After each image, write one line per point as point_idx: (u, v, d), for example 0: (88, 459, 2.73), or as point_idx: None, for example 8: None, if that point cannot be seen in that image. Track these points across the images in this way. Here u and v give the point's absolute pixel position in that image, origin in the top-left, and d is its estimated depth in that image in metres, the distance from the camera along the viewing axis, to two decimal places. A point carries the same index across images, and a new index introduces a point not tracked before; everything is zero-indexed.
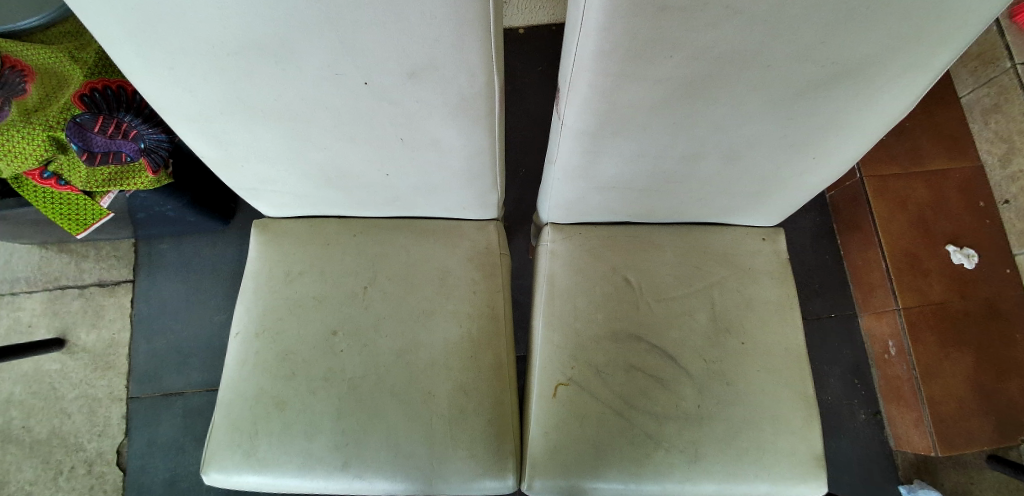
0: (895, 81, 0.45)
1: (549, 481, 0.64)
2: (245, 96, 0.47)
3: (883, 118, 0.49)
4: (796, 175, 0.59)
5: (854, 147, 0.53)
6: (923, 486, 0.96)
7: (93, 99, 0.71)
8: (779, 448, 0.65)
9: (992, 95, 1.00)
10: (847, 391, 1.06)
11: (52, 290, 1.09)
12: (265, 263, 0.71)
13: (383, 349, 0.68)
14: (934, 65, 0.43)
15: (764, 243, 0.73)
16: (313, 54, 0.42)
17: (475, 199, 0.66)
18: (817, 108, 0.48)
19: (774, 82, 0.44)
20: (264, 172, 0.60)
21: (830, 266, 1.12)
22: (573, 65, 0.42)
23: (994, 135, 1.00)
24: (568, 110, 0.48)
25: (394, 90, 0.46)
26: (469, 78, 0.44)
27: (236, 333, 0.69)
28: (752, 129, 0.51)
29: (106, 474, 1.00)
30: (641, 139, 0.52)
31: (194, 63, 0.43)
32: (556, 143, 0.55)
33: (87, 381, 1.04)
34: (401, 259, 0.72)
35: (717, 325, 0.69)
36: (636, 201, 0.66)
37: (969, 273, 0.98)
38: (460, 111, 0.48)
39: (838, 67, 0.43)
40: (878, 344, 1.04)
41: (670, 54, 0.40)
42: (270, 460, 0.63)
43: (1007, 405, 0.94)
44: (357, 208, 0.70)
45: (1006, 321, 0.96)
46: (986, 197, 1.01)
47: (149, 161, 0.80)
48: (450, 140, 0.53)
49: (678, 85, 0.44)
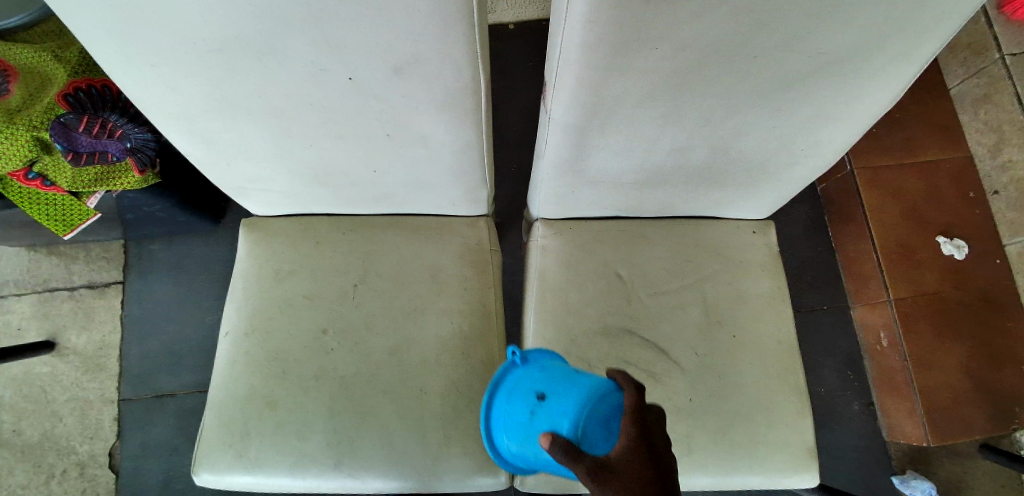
0: (883, 70, 0.44)
1: (542, 477, 0.64)
2: (226, 93, 0.46)
3: (871, 108, 0.49)
4: (785, 167, 0.58)
5: (840, 140, 0.53)
6: (916, 476, 0.97)
7: (77, 99, 0.71)
8: (772, 440, 0.65)
9: (981, 85, 1.01)
10: (840, 383, 1.06)
11: (41, 293, 1.08)
12: (253, 262, 0.71)
13: (374, 347, 0.67)
14: (922, 52, 0.42)
15: (755, 236, 0.73)
16: (299, 52, 0.42)
17: (464, 195, 0.66)
18: (805, 100, 0.48)
19: (762, 73, 0.44)
20: (250, 171, 0.59)
21: (822, 258, 1.13)
22: (560, 58, 0.42)
23: (983, 126, 1.01)
24: (555, 103, 0.48)
25: (379, 86, 0.45)
26: (456, 73, 0.44)
27: (228, 334, 0.68)
28: (741, 122, 0.51)
29: (100, 477, 0.99)
30: (629, 133, 0.52)
31: (182, 62, 0.42)
32: (544, 138, 0.55)
33: (78, 384, 1.04)
34: (392, 257, 0.71)
35: (708, 318, 0.69)
36: (626, 195, 0.65)
37: (959, 263, 0.98)
38: (447, 105, 0.48)
39: (825, 58, 0.43)
40: (871, 335, 1.04)
41: (656, 46, 0.40)
42: (262, 460, 0.63)
43: (1000, 393, 0.95)
44: (347, 206, 0.70)
45: (999, 310, 0.97)
46: (976, 189, 1.01)
47: (136, 161, 0.77)
48: (438, 135, 0.52)
49: (666, 77, 0.44)
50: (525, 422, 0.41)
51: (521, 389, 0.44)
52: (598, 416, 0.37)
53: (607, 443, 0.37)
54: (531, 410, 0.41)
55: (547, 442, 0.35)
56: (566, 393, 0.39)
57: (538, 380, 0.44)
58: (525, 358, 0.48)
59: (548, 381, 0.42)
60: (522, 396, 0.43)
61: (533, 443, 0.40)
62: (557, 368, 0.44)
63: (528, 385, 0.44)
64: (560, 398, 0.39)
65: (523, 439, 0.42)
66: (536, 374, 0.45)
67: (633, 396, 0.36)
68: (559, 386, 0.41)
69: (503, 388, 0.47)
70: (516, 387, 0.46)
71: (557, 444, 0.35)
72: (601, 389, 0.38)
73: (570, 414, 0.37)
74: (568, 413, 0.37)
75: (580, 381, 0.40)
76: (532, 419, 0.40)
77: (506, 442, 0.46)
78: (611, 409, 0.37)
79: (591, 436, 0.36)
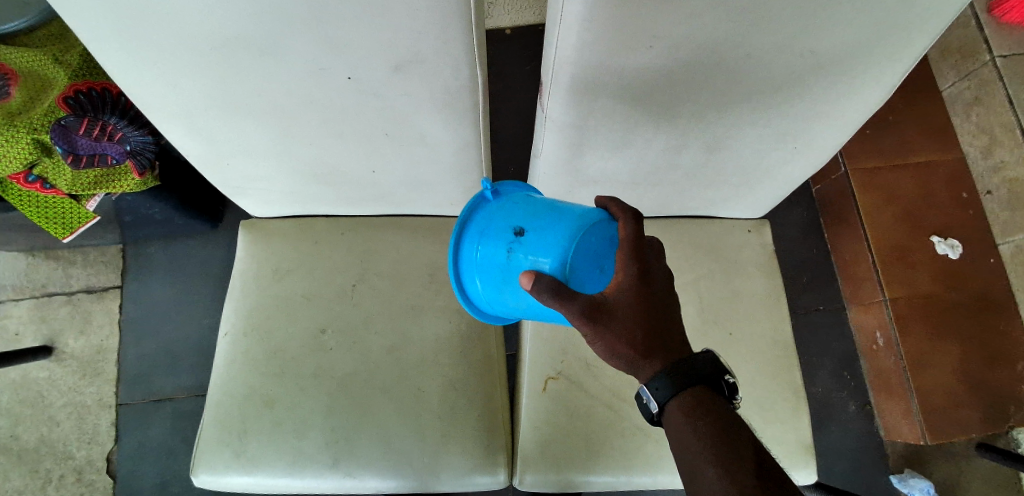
0: (873, 70, 0.45)
1: (540, 476, 0.64)
2: (225, 92, 0.47)
3: (863, 107, 0.50)
4: (778, 165, 0.59)
5: (833, 137, 0.54)
6: (913, 475, 0.98)
7: (77, 101, 0.71)
8: (769, 436, 0.66)
9: (972, 88, 1.05)
10: (837, 383, 1.06)
11: (39, 297, 1.08)
12: (252, 262, 0.71)
13: (373, 346, 0.68)
14: (911, 51, 0.43)
15: (750, 234, 0.73)
16: (299, 51, 0.42)
17: (461, 195, 0.67)
18: (796, 98, 0.48)
19: (753, 71, 0.45)
20: (250, 170, 0.59)
21: (818, 259, 1.13)
22: (556, 57, 0.43)
23: (976, 128, 1.04)
24: (550, 102, 0.48)
25: (377, 84, 0.46)
26: (453, 72, 0.44)
27: (226, 334, 0.69)
28: (736, 119, 0.51)
29: (96, 482, 0.99)
30: (624, 131, 0.52)
31: (183, 61, 0.43)
32: (540, 136, 0.55)
33: (75, 388, 1.03)
34: (389, 257, 0.71)
35: (704, 315, 0.70)
36: (622, 194, 0.66)
37: (953, 262, 1.00)
38: (445, 103, 0.48)
39: (816, 56, 0.43)
40: (867, 335, 1.05)
41: (650, 44, 0.41)
42: (260, 459, 0.63)
43: (996, 390, 0.95)
44: (345, 206, 0.70)
45: (993, 309, 0.98)
46: (969, 190, 1.03)
47: (136, 164, 0.78)
48: (436, 134, 0.53)
49: (659, 75, 0.44)
50: (504, 261, 0.43)
51: (494, 226, 0.45)
52: (585, 251, 0.39)
53: (597, 277, 0.41)
54: (509, 248, 0.42)
55: (530, 282, 0.37)
56: (546, 231, 0.41)
57: (514, 215, 0.44)
58: (495, 193, 0.49)
59: (525, 217, 0.43)
60: (497, 233, 0.44)
61: (512, 279, 0.43)
62: (533, 203, 0.45)
63: (502, 221, 0.45)
64: (542, 236, 0.41)
65: (500, 282, 0.45)
66: (511, 209, 0.45)
67: (631, 225, 0.40)
68: (538, 223, 0.42)
69: (472, 224, 0.48)
70: (488, 221, 0.46)
71: (544, 281, 0.36)
72: (589, 222, 0.40)
73: (557, 250, 0.39)
74: (555, 251, 0.39)
75: (564, 217, 0.41)
76: (510, 257, 0.42)
77: (475, 282, 0.48)
78: (599, 243, 0.40)
79: (582, 272, 0.40)
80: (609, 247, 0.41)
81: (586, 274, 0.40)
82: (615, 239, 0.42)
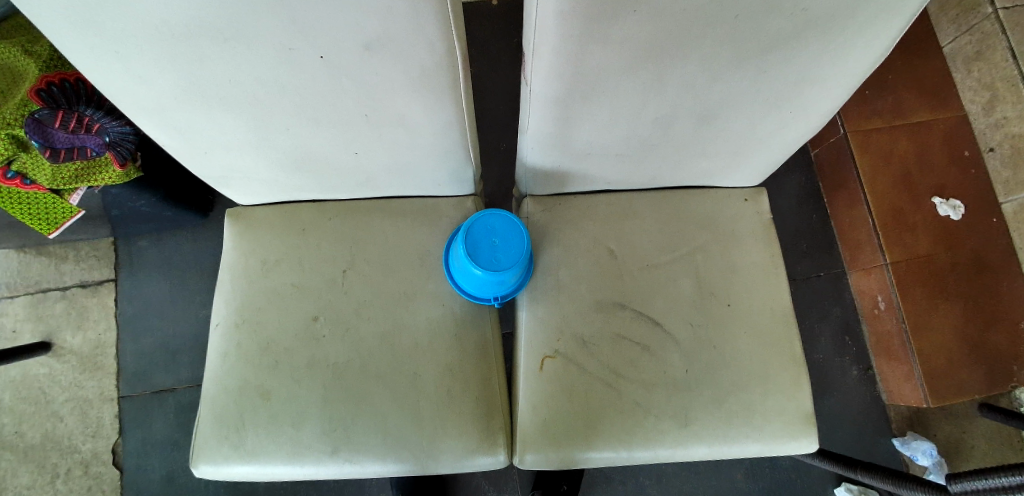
0: (868, 27, 0.43)
1: (540, 454, 0.63)
2: (196, 83, 0.45)
3: (859, 66, 0.47)
4: (773, 131, 0.57)
5: (828, 100, 0.52)
6: (916, 437, 0.98)
7: (50, 94, 0.68)
8: (767, 407, 0.65)
9: (974, 43, 0.98)
10: (838, 350, 1.06)
11: (33, 294, 1.07)
12: (241, 253, 0.70)
13: (367, 332, 0.67)
14: (907, 8, 0.41)
15: (746, 204, 0.72)
16: (266, 37, 0.40)
17: (450, 175, 0.65)
18: (789, 61, 0.46)
19: (743, 35, 0.42)
20: (232, 160, 0.58)
21: (817, 226, 1.12)
22: (536, 28, 0.41)
23: (977, 84, 1.00)
24: (534, 77, 0.47)
25: (350, 66, 0.44)
26: (431, 51, 0.42)
27: (219, 326, 0.68)
28: (725, 88, 0.49)
29: (104, 474, 1.00)
30: (612, 104, 0.51)
31: (147, 52, 0.41)
32: (525, 114, 0.54)
33: (76, 383, 1.03)
34: (378, 242, 0.70)
35: (702, 288, 0.69)
36: (616, 168, 0.64)
37: (955, 223, 0.98)
38: (423, 84, 0.46)
39: (809, 15, 0.41)
40: (868, 301, 1.04)
41: (630, 14, 0.38)
42: (258, 450, 0.63)
43: (996, 350, 0.96)
44: (333, 192, 0.69)
45: (996, 269, 0.97)
46: (971, 148, 1.01)
47: (116, 155, 0.77)
48: (416, 115, 0.51)
49: (643, 46, 0.42)
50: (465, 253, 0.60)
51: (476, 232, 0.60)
52: (473, 246, 0.59)
53: (490, 264, 0.59)
54: (467, 247, 0.59)
55: None
56: (472, 238, 0.60)
57: (482, 226, 0.60)
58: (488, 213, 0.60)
59: (483, 227, 0.60)
60: (473, 235, 0.60)
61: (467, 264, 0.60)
62: (493, 219, 0.60)
63: (477, 228, 0.60)
64: (471, 238, 0.59)
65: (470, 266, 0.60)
66: (487, 222, 0.60)
67: None
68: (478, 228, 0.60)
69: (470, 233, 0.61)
70: (478, 230, 0.60)
71: None
72: (477, 230, 0.60)
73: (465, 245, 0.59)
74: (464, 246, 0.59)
75: (485, 227, 0.60)
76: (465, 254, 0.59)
77: (475, 273, 0.61)
78: (485, 245, 0.59)
79: (480, 249, 0.59)
80: (509, 257, 0.59)
81: (485, 251, 0.59)
82: (521, 251, 0.59)
